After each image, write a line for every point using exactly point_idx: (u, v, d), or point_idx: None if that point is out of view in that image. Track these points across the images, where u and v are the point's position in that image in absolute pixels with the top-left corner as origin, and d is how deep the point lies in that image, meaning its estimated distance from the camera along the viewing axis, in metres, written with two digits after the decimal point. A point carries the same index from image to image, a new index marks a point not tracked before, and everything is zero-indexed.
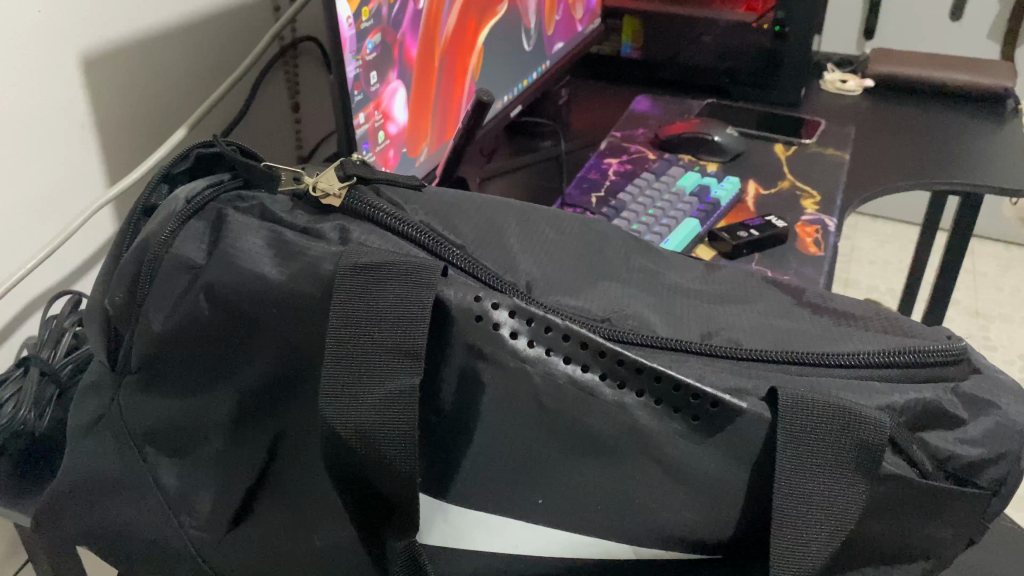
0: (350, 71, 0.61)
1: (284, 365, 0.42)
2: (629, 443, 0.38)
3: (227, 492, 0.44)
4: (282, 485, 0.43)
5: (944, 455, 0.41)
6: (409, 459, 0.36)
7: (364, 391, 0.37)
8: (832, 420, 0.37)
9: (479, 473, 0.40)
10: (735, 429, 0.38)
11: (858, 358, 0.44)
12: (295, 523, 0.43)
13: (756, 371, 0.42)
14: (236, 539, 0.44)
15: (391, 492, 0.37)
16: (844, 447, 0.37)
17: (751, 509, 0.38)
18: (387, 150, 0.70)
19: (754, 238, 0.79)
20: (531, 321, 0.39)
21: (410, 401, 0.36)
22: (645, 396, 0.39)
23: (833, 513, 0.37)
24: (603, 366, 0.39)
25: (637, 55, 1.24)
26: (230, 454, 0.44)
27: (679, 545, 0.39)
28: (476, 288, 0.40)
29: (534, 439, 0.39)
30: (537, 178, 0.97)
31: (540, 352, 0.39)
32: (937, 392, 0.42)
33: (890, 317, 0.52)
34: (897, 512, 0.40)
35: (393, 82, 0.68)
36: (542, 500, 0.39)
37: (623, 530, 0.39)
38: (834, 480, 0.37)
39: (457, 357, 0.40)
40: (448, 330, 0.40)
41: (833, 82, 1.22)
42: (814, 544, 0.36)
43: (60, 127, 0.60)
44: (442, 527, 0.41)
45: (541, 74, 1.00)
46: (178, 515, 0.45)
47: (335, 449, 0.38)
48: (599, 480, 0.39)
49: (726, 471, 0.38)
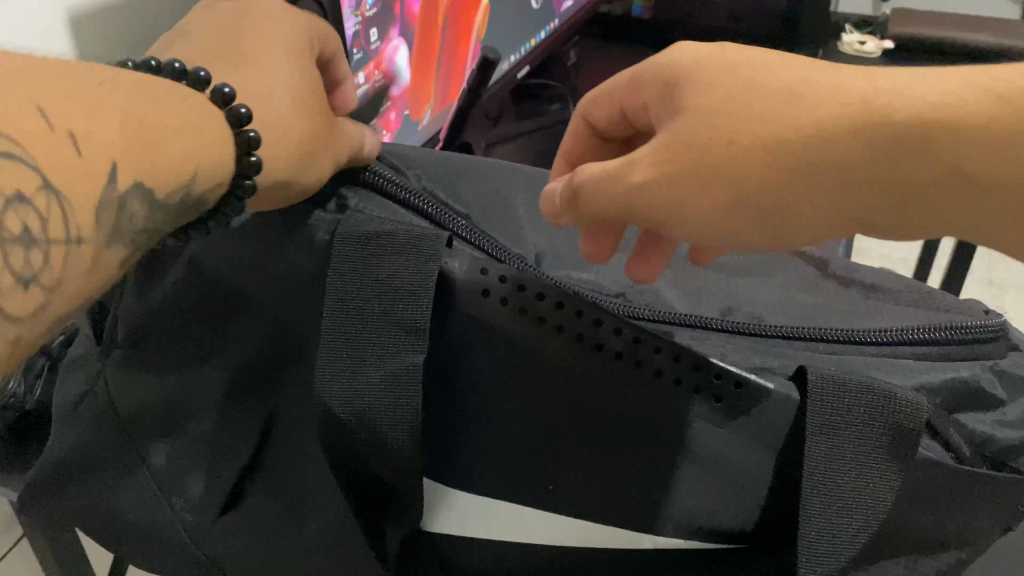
0: (348, 28, 0.57)
1: (273, 345, 0.41)
2: (650, 429, 0.36)
3: (220, 472, 0.40)
4: (274, 468, 0.41)
5: (980, 439, 0.39)
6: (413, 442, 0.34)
7: (364, 371, 0.35)
8: (864, 401, 0.34)
9: (487, 459, 0.38)
10: (760, 413, 0.35)
11: (891, 335, 0.41)
12: (287, 510, 0.41)
13: (781, 349, 0.40)
14: (227, 525, 0.40)
15: (395, 480, 0.35)
16: (875, 431, 0.34)
17: (778, 492, 0.36)
18: (389, 113, 0.67)
19: None
20: (541, 296, 0.36)
21: (410, 383, 0.34)
22: (665, 376, 0.36)
23: (865, 501, 0.34)
24: (620, 345, 0.36)
25: (648, 16, 1.20)
26: (223, 434, 0.41)
27: (700, 535, 0.37)
28: (481, 260, 0.37)
29: (544, 423, 0.37)
30: (545, 144, 0.94)
31: (551, 330, 0.36)
32: (973, 370, 0.40)
33: (922, 291, 0.51)
34: (930, 501, 0.37)
35: (394, 39, 0.65)
36: (553, 486, 0.37)
37: (640, 520, 0.37)
38: (865, 466, 0.34)
39: (462, 337, 0.37)
40: (450, 306, 0.37)
41: (850, 44, 1.08)
42: (847, 532, 0.34)
43: None
44: (446, 510, 0.39)
45: (549, 34, 0.95)
46: (166, 496, 0.40)
47: (327, 434, 0.35)
48: (614, 467, 0.36)
49: (748, 458, 0.36)
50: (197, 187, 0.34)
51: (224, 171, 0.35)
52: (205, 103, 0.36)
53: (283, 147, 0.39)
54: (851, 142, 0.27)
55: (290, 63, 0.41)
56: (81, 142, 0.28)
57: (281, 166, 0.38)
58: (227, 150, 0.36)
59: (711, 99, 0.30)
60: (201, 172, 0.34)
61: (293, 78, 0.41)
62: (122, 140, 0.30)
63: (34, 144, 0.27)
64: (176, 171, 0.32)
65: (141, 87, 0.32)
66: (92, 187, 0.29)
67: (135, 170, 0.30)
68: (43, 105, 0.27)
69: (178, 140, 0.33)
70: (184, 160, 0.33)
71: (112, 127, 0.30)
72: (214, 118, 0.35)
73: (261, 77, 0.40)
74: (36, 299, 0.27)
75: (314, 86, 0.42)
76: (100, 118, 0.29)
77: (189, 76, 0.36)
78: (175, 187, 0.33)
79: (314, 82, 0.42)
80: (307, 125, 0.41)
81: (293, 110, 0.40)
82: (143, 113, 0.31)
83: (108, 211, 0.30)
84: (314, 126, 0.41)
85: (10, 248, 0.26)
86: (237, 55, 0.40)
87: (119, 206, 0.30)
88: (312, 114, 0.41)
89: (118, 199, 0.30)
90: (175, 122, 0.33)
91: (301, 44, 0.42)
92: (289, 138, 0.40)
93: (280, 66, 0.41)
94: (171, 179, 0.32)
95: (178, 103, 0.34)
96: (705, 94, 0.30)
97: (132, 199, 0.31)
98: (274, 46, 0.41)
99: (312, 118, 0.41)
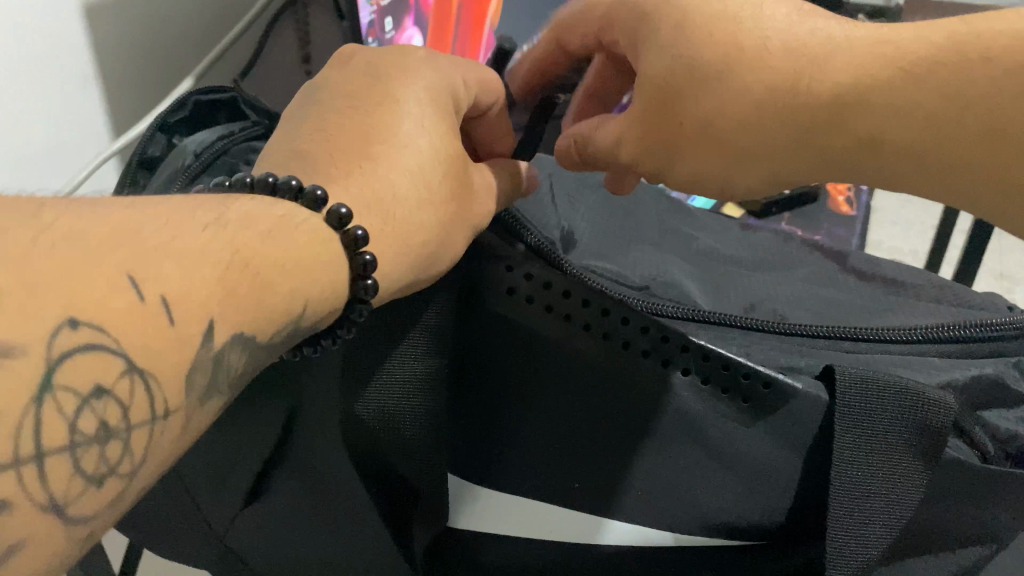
0: (362, 17, 0.60)
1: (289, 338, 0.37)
2: (677, 428, 0.36)
3: (241, 467, 0.40)
4: (296, 463, 0.39)
5: (1005, 434, 0.39)
6: (434, 440, 0.36)
7: (386, 371, 0.35)
8: (892, 402, 0.34)
9: (510, 452, 0.38)
10: (789, 413, 0.35)
11: (915, 333, 0.41)
12: (314, 509, 0.39)
13: (806, 348, 0.40)
14: (254, 512, 0.41)
15: (417, 479, 0.36)
16: (900, 429, 0.34)
17: (801, 490, 0.36)
18: None
19: (787, 196, 0.75)
20: (568, 294, 0.36)
21: (434, 385, 0.35)
22: (692, 374, 0.36)
23: (890, 500, 0.34)
24: (647, 343, 0.36)
25: None
26: (241, 430, 0.39)
27: (726, 531, 0.37)
28: (510, 257, 0.37)
29: (569, 419, 0.37)
30: None
31: (578, 328, 0.36)
32: (997, 367, 0.40)
33: (942, 285, 0.50)
34: (957, 499, 0.37)
35: (408, 29, 0.67)
36: (577, 484, 0.37)
37: (666, 518, 0.37)
38: (890, 465, 0.34)
39: (486, 332, 0.37)
40: (476, 302, 0.37)
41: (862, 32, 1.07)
42: (880, 530, 0.33)
43: (59, 78, 0.55)
44: (472, 506, 0.39)
45: None
46: (192, 487, 0.42)
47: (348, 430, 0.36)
48: (641, 464, 0.36)
49: (776, 456, 0.36)
50: (305, 320, 0.28)
51: (334, 299, 0.30)
52: (319, 228, 0.30)
53: (406, 251, 0.33)
54: (782, 124, 0.32)
55: (419, 143, 0.35)
56: (175, 309, 0.23)
57: (402, 270, 0.33)
58: (340, 276, 0.30)
59: (675, 63, 0.34)
60: (312, 304, 0.28)
61: (419, 165, 0.35)
62: (221, 292, 0.24)
63: (121, 323, 0.22)
64: (289, 309, 0.27)
65: (248, 222, 0.27)
66: (185, 355, 0.23)
67: (234, 320, 0.25)
68: (134, 271, 0.22)
69: (286, 278, 0.27)
70: (292, 298, 0.27)
71: (207, 277, 0.24)
72: (329, 250, 0.30)
73: (381, 167, 0.34)
74: (112, 492, 0.22)
75: (448, 173, 0.36)
76: (196, 269, 0.24)
77: (304, 196, 0.30)
78: (280, 325, 0.27)
79: (449, 167, 0.36)
80: (434, 218, 0.35)
81: (423, 206, 0.34)
82: (250, 255, 0.26)
83: (200, 372, 0.24)
84: (440, 217, 0.35)
85: (82, 451, 0.21)
86: (366, 134, 0.35)
87: (215, 364, 0.24)
88: (438, 204, 0.35)
89: (213, 357, 0.24)
90: (282, 255, 0.27)
91: (432, 119, 0.36)
92: (412, 239, 0.34)
93: (407, 156, 0.35)
94: (275, 321, 0.27)
95: (288, 230, 0.28)
96: (669, 58, 0.34)
97: (231, 353, 0.25)
98: (402, 124, 0.35)
99: (441, 208, 0.35)
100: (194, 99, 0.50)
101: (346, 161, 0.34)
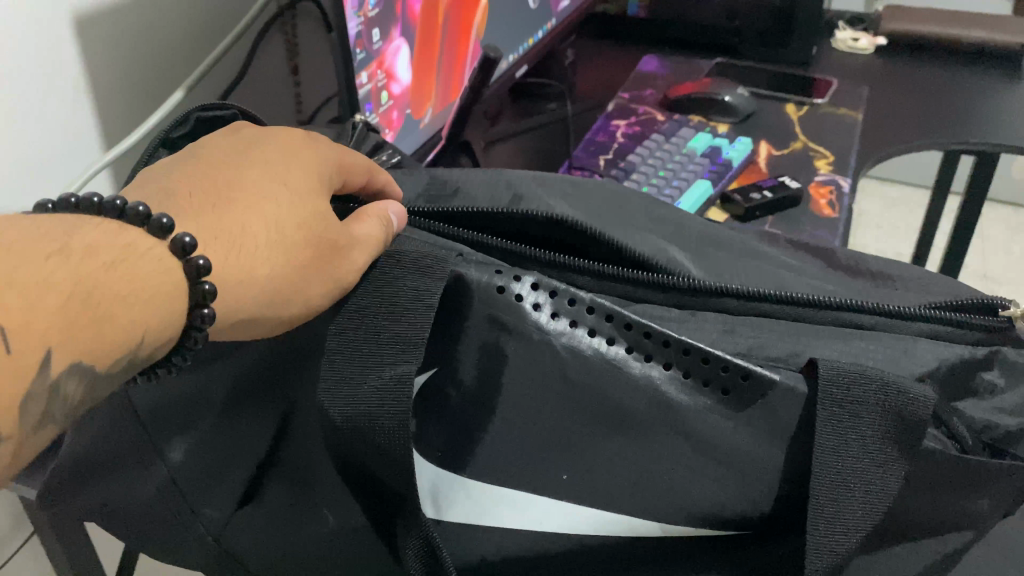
0: (351, 28, 0.58)
1: (282, 354, 0.42)
2: (662, 419, 0.37)
3: (237, 474, 0.42)
4: (288, 465, 0.43)
5: (979, 425, 0.40)
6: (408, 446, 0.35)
7: (364, 380, 0.36)
8: (868, 393, 0.35)
9: (501, 447, 0.38)
10: (767, 403, 0.37)
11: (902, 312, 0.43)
12: (307, 504, 0.42)
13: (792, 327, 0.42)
14: (248, 515, 0.42)
15: (397, 484, 0.36)
16: (881, 419, 0.35)
17: (786, 486, 0.37)
18: (390, 111, 0.68)
19: (766, 200, 0.76)
20: (554, 293, 0.39)
21: (403, 394, 0.35)
22: (673, 368, 0.38)
23: (869, 490, 0.35)
24: (630, 339, 0.38)
25: (643, 14, 1.13)
26: (232, 433, 0.42)
27: (712, 522, 0.37)
28: (496, 266, 0.40)
29: (561, 415, 0.38)
30: (545, 142, 0.95)
31: (565, 325, 0.39)
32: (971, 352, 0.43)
33: (924, 276, 0.53)
34: (941, 489, 0.38)
35: (396, 40, 0.65)
36: (568, 475, 0.38)
37: (653, 509, 0.37)
38: (872, 456, 0.35)
39: (479, 331, 0.39)
40: (466, 304, 0.39)
41: (843, 41, 1.11)
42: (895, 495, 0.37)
43: (49, 89, 0.55)
44: (463, 503, 0.39)
45: (546, 32, 0.95)
46: (189, 498, 0.41)
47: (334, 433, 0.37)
48: (630, 455, 0.37)
49: (758, 447, 0.37)
50: (143, 352, 0.33)
51: (171, 331, 0.34)
52: (162, 258, 0.34)
53: (249, 287, 0.37)
54: None
55: (279, 195, 0.39)
56: (12, 338, 0.28)
57: (246, 302, 0.37)
58: (177, 305, 0.34)
59: None
60: (149, 335, 0.33)
61: (277, 216, 0.38)
62: (62, 322, 0.29)
63: None
64: (126, 338, 0.32)
65: (93, 253, 0.32)
66: (22, 379, 0.28)
67: (71, 352, 0.30)
68: None
69: (127, 306, 0.32)
70: (132, 327, 0.32)
71: (45, 310, 0.29)
72: (170, 278, 0.34)
73: (255, 205, 0.38)
74: None
75: (309, 222, 0.39)
76: (40, 301, 0.29)
77: (151, 223, 0.34)
78: (116, 358, 0.31)
79: (311, 219, 0.39)
80: (286, 263, 0.38)
81: (274, 248, 0.38)
82: (89, 288, 0.31)
83: (37, 399, 0.29)
84: (293, 261, 0.38)
85: None
86: (228, 184, 0.39)
87: (53, 390, 0.29)
88: (291, 250, 0.38)
89: (50, 385, 0.29)
90: (127, 287, 0.32)
91: (296, 175, 0.41)
92: (263, 276, 0.37)
93: (266, 206, 0.38)
94: (113, 352, 0.31)
95: (135, 261, 0.33)
96: None
97: (67, 382, 0.30)
98: (267, 177, 0.40)
99: (295, 250, 0.38)
100: (195, 114, 0.48)
101: (216, 207, 0.38)
